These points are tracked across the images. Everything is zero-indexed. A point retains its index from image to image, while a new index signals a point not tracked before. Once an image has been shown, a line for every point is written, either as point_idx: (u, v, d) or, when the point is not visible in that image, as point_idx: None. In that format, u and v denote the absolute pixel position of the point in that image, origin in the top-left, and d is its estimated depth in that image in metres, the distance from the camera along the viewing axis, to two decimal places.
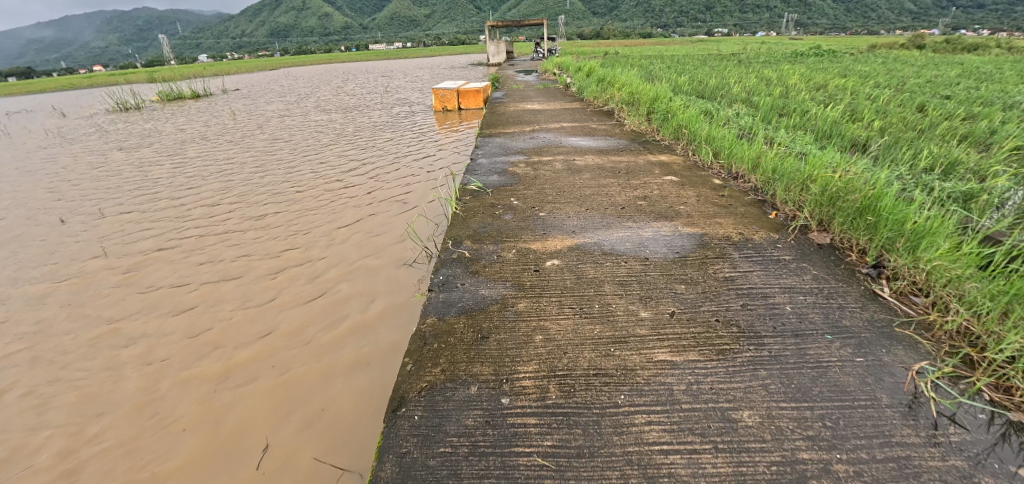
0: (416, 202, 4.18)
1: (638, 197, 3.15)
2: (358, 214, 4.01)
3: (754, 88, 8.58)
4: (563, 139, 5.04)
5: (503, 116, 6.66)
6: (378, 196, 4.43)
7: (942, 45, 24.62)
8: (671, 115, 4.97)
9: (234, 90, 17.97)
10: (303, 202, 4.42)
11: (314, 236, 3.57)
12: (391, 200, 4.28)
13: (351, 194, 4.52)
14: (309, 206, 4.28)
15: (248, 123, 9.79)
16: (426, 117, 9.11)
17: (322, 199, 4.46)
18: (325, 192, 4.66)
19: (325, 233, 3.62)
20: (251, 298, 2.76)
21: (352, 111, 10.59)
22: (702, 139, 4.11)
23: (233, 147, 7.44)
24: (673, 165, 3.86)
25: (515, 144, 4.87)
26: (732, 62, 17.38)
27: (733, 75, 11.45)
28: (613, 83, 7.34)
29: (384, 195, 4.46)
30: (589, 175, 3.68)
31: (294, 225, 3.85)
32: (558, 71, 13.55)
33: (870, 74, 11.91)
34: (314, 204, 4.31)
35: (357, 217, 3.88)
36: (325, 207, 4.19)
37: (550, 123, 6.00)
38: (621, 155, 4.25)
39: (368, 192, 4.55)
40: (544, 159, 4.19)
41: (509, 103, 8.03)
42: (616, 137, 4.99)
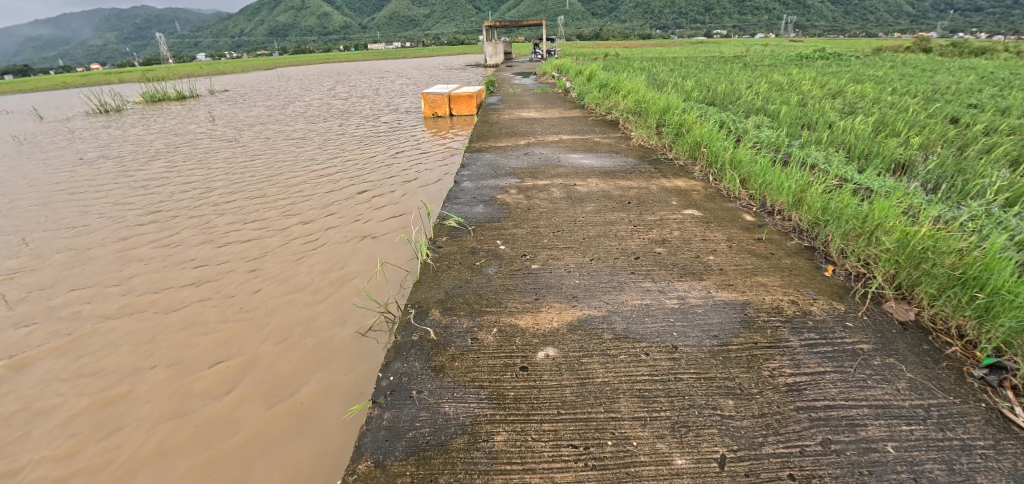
0: (389, 237, 3.57)
1: (656, 241, 2.54)
2: (320, 251, 3.40)
3: (768, 95, 7.97)
4: (562, 156, 4.41)
5: (496, 126, 6.04)
6: (347, 229, 3.82)
7: (949, 48, 24.03)
8: (684, 130, 4.36)
9: (221, 92, 17.28)
10: (262, 235, 3.83)
11: (262, 285, 2.96)
12: (361, 234, 3.67)
13: (318, 226, 3.92)
14: (266, 241, 3.68)
15: (225, 129, 9.14)
16: (414, 124, 8.48)
17: (284, 233, 3.86)
18: (289, 223, 4.06)
19: (276, 280, 3.01)
20: (168, 370, 2.22)
21: (338, 117, 9.96)
22: (726, 161, 3.50)
23: (203, 159, 6.82)
24: (693, 195, 3.24)
25: (506, 161, 4.25)
26: (737, 65, 16.76)
27: (742, 79, 10.83)
28: (617, 89, 6.72)
29: (354, 227, 3.86)
30: (592, 205, 3.07)
31: (244, 266, 3.24)
32: (557, 73, 12.90)
33: (884, 80, 11.29)
34: (272, 239, 3.71)
35: (317, 259, 3.27)
36: (284, 245, 3.59)
37: (548, 135, 5.39)
38: (631, 179, 3.63)
39: (336, 224, 3.95)
40: (540, 183, 3.58)
41: (504, 111, 7.40)
42: (623, 154, 4.37)
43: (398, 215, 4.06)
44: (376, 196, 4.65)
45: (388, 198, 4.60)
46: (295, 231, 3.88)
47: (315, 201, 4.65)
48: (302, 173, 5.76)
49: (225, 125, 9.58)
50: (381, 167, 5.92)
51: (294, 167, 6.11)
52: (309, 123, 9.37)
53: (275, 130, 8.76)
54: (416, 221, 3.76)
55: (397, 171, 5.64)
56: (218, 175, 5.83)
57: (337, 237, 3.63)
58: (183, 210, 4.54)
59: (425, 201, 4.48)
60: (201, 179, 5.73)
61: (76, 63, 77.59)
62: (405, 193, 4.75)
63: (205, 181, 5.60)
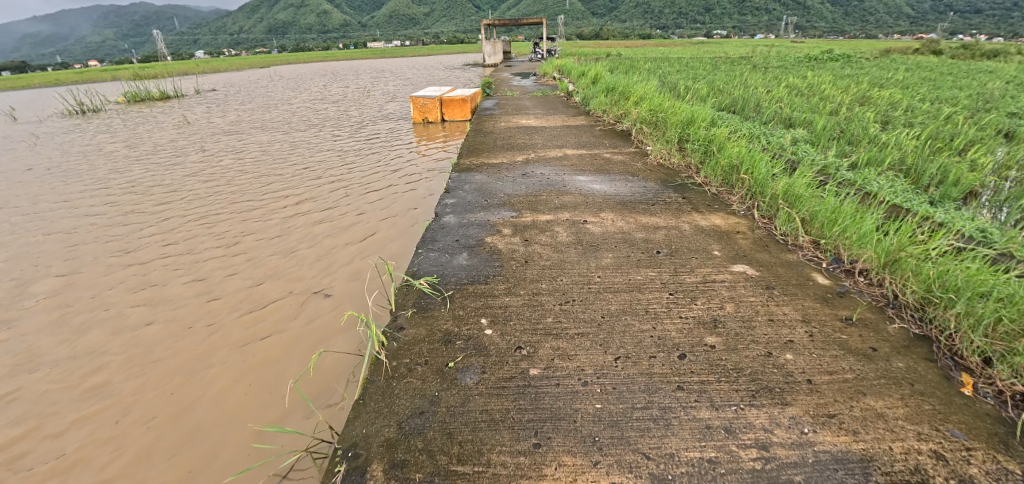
0: (352, 279, 2.83)
1: (704, 321, 1.81)
2: (259, 298, 2.67)
3: (791, 101, 7.27)
4: (568, 176, 3.65)
5: (491, 136, 5.30)
6: (302, 264, 3.07)
7: (961, 49, 23.35)
8: (715, 146, 3.60)
9: (206, 92, 16.50)
10: (196, 268, 3.08)
11: (163, 351, 2.23)
12: (317, 274, 2.92)
13: (268, 259, 3.17)
14: (198, 278, 2.94)
15: (198, 134, 8.41)
16: (403, 129, 7.75)
17: (224, 264, 3.11)
18: (235, 252, 3.31)
19: (180, 342, 2.29)
20: None
21: (322, 121, 9.21)
22: (776, 194, 2.76)
23: (162, 168, 6.07)
24: (739, 241, 2.50)
25: (499, 185, 3.49)
26: (746, 66, 16.06)
27: (756, 83, 10.13)
28: (628, 94, 6.00)
29: (311, 261, 3.11)
30: (610, 255, 2.33)
31: (158, 318, 2.50)
32: (559, 75, 12.13)
33: (906, 85, 10.61)
34: (207, 275, 2.97)
35: (242, 310, 2.55)
36: (219, 284, 2.84)
37: (550, 148, 4.67)
38: (656, 213, 2.88)
39: (291, 256, 3.21)
40: (541, 217, 2.83)
41: (500, 117, 6.66)
42: (641, 176, 3.61)
43: (369, 247, 3.31)
44: (345, 220, 3.89)
45: (360, 221, 3.85)
46: (239, 262, 3.13)
47: (274, 222, 3.90)
48: (268, 187, 5.02)
49: (200, 130, 8.85)
50: (358, 181, 5.17)
51: (261, 180, 5.37)
52: (290, 128, 8.62)
53: (251, 135, 8.03)
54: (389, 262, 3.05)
55: (377, 188, 4.90)
56: (172, 189, 5.10)
57: (287, 278, 2.89)
58: (115, 233, 3.80)
59: (403, 227, 3.72)
60: (152, 192, 4.98)
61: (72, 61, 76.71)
62: (381, 216, 4.00)
63: (155, 195, 4.85)
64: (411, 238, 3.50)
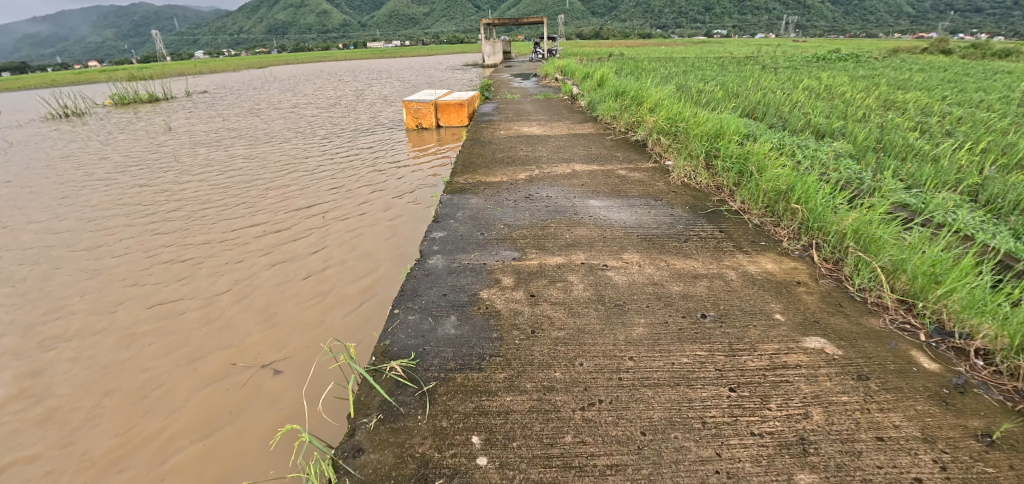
0: (312, 333, 2.26)
1: (791, 444, 1.28)
2: (191, 365, 2.10)
3: (813, 106, 6.73)
4: (580, 199, 3.09)
5: (489, 147, 4.75)
6: (256, 307, 2.50)
7: (972, 48, 22.90)
8: (752, 166, 3.06)
9: (196, 94, 15.96)
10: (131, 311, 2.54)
11: (46, 465, 1.67)
12: (271, 324, 2.35)
13: (218, 299, 2.60)
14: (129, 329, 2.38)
15: (177, 144, 7.89)
16: (395, 136, 7.22)
17: (165, 308, 2.56)
18: (183, 287, 2.75)
19: (73, 448, 1.73)
20: None
21: (311, 128, 8.70)
22: (842, 232, 2.23)
23: (131, 179, 5.54)
24: (803, 298, 1.96)
25: (499, 212, 2.94)
26: (754, 67, 15.51)
27: (770, 85, 9.59)
28: (639, 99, 5.46)
29: (268, 303, 2.53)
30: (643, 321, 1.79)
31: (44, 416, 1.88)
32: (560, 77, 11.59)
33: (926, 86, 10.08)
34: (142, 325, 2.41)
35: (164, 386, 1.99)
36: (150, 341, 2.28)
37: (555, 161, 4.13)
38: (691, 253, 2.33)
39: (247, 294, 2.63)
40: (549, 258, 2.29)
41: (499, 124, 6.12)
42: (664, 200, 3.07)
43: (341, 280, 2.72)
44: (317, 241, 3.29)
45: (335, 241, 3.25)
46: (184, 305, 2.57)
47: (236, 242, 3.34)
48: (239, 198, 4.47)
49: (180, 138, 8.33)
50: (340, 191, 4.59)
51: (233, 189, 4.82)
52: (277, 135, 8.10)
53: (235, 143, 7.52)
54: (362, 307, 2.45)
55: (360, 199, 4.33)
56: (135, 203, 4.56)
57: (228, 338, 2.27)
58: (54, 262, 3.28)
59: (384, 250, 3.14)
60: (110, 207, 4.44)
61: (71, 63, 76.40)
62: (360, 232, 3.39)
63: (113, 212, 4.32)
64: (392, 264, 2.90)
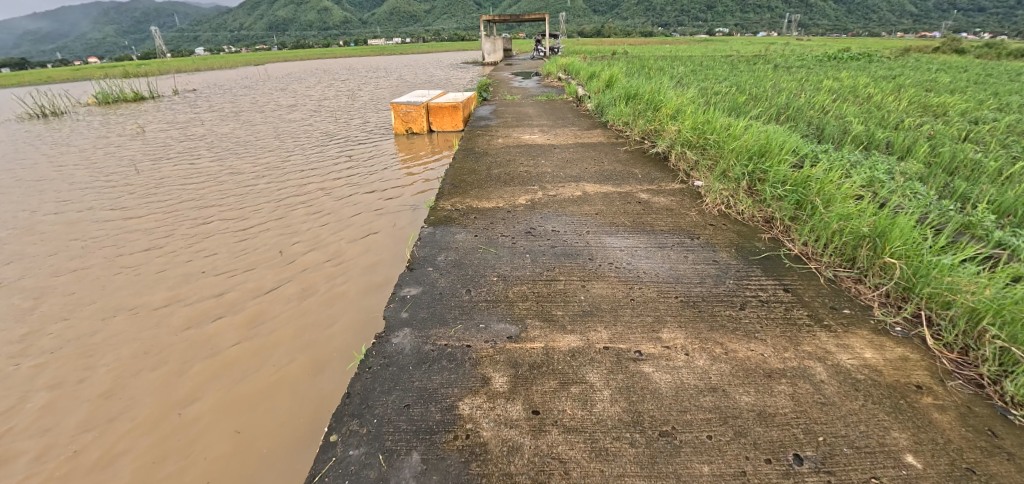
0: (259, 435, 1.72)
1: None
2: None
3: (845, 110, 6.06)
4: (595, 236, 2.44)
5: (485, 158, 4.08)
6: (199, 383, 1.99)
7: (984, 48, 22.30)
8: (816, 196, 2.41)
9: (183, 92, 15.34)
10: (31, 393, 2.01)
11: None
12: (212, 412, 1.85)
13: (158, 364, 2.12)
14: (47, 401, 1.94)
15: (148, 147, 7.26)
16: (383, 142, 6.58)
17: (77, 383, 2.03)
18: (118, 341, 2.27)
19: None
20: None
21: (294, 131, 8.05)
22: (972, 309, 1.60)
23: (81, 195, 4.92)
24: (937, 419, 1.34)
25: (492, 253, 2.30)
26: (766, 66, 14.80)
27: (790, 85, 8.90)
28: (656, 103, 4.81)
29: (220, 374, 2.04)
30: (708, 472, 1.16)
31: None
32: (564, 76, 10.90)
33: (956, 88, 9.38)
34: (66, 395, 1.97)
35: None
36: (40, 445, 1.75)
37: (561, 178, 3.49)
38: (755, 331, 1.69)
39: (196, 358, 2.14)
40: (560, 335, 1.66)
41: (497, 130, 5.47)
42: (702, 237, 2.42)
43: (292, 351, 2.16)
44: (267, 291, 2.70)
45: (311, 288, 2.69)
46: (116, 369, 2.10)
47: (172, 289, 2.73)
48: (195, 226, 3.87)
49: (152, 142, 7.70)
50: (312, 215, 3.97)
51: (191, 213, 4.21)
52: (256, 138, 7.44)
53: (208, 149, 6.87)
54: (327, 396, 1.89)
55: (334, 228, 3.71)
56: (74, 228, 3.95)
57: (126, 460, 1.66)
58: None
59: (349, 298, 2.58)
60: (47, 234, 3.85)
61: (76, 59, 76.67)
62: (340, 276, 2.84)
63: (48, 239, 3.74)
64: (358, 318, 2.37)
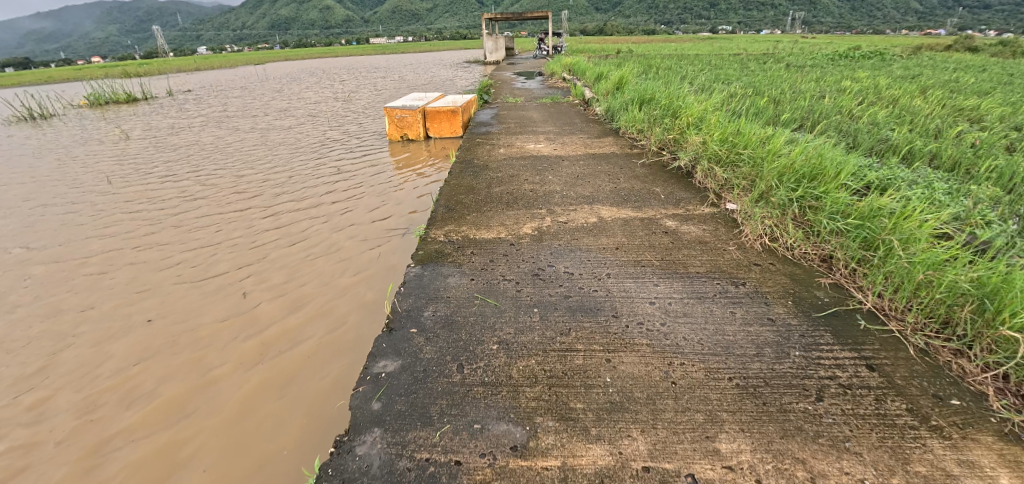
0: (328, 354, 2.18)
1: None
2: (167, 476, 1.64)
3: (876, 114, 5.58)
4: (618, 281, 2.00)
5: (485, 173, 3.63)
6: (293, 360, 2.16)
7: (1000, 46, 21.68)
8: (888, 234, 1.97)
9: (178, 94, 14.93)
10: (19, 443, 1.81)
11: None
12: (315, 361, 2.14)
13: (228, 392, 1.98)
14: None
15: (129, 153, 6.84)
16: (376, 148, 6.14)
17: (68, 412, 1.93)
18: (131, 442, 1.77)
19: None
20: None
21: (285, 135, 7.62)
22: None
23: (45, 208, 4.50)
24: None
25: (492, 304, 1.87)
26: (777, 64, 14.23)
27: (809, 86, 8.41)
28: (674, 108, 4.35)
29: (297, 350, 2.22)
30: None
31: None
32: (568, 76, 10.44)
33: (985, 89, 8.84)
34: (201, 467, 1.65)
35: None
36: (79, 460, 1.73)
37: (571, 197, 3.04)
38: (845, 438, 1.25)
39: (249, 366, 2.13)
40: (583, 449, 1.23)
41: (498, 138, 5.03)
42: (749, 283, 1.98)
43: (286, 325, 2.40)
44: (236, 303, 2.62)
45: (274, 294, 2.71)
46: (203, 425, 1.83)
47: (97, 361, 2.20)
48: (160, 247, 3.44)
49: (134, 147, 7.28)
50: (291, 234, 3.52)
51: (158, 229, 3.78)
52: (244, 143, 7.00)
53: (192, 155, 6.44)
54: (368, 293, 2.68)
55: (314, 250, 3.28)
56: (25, 250, 3.52)
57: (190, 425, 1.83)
58: None
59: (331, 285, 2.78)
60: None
61: (78, 58, 76.68)
62: (319, 269, 2.98)
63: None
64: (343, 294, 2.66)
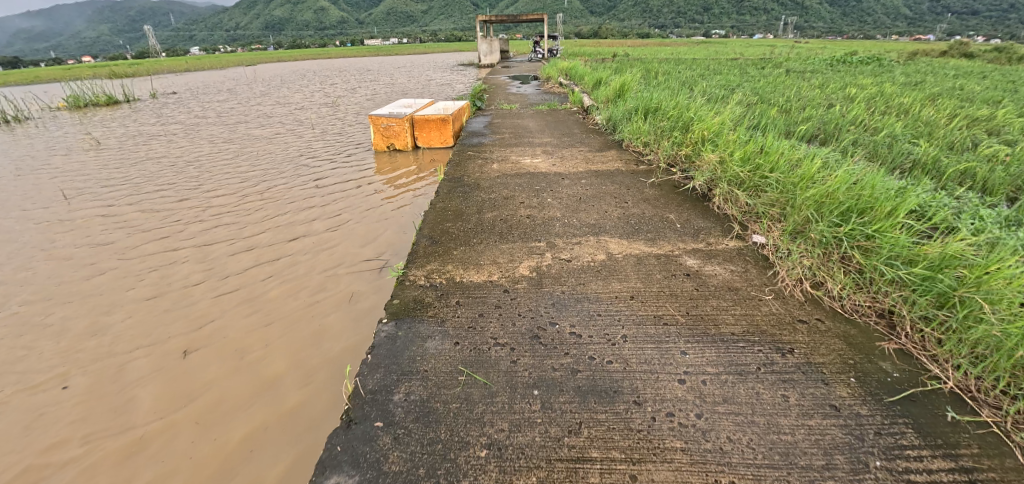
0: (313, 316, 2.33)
1: None
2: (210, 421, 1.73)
3: (892, 125, 5.25)
4: (636, 348, 1.62)
5: (475, 194, 3.24)
6: (328, 336, 2.16)
7: (995, 52, 21.64)
8: (967, 292, 1.61)
9: (160, 96, 14.39)
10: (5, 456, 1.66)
11: None
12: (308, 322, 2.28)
13: (290, 380, 1.90)
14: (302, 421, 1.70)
15: (94, 159, 6.35)
16: (361, 158, 5.73)
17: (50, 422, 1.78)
18: (239, 448, 1.60)
19: None
20: None
21: (266, 142, 7.18)
22: None
23: None
24: None
25: (480, 383, 1.48)
26: (777, 70, 13.96)
27: (815, 93, 8.12)
28: (683, 120, 4.00)
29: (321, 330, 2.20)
30: None
31: None
32: (565, 82, 10.07)
33: (993, 98, 8.59)
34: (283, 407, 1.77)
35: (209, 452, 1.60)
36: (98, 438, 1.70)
37: (574, 225, 2.65)
38: None
39: (294, 358, 2.03)
40: None
41: (492, 150, 4.64)
42: (798, 350, 1.62)
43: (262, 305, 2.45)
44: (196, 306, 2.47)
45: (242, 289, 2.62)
46: (282, 398, 1.81)
47: (60, 421, 1.78)
48: (100, 269, 2.99)
49: (102, 153, 6.80)
50: (254, 251, 3.10)
51: (105, 247, 3.33)
52: (220, 150, 6.55)
53: (161, 162, 5.97)
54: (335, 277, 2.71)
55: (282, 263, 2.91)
56: None
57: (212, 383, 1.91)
58: None
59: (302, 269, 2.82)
60: None
61: (69, 57, 75.80)
62: (293, 266, 2.86)
63: None
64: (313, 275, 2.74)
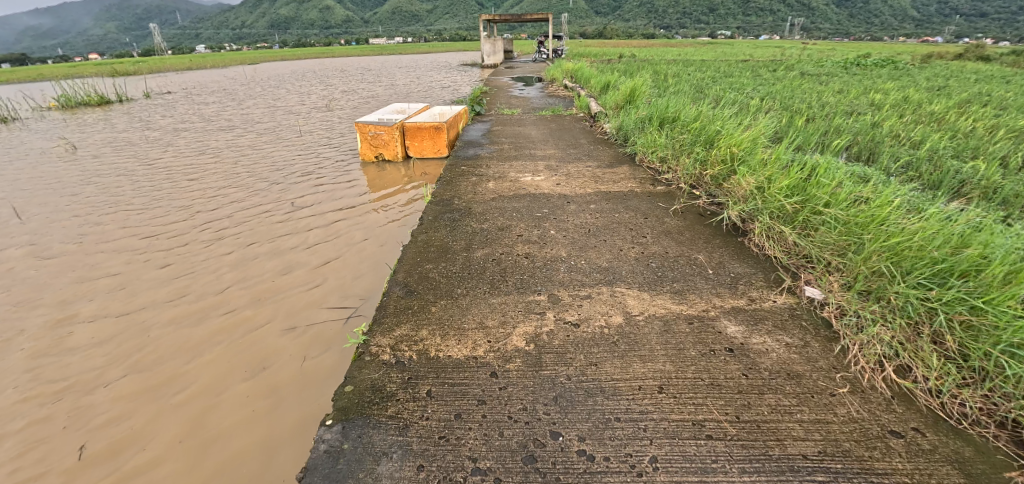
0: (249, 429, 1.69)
1: None
2: None
3: (934, 137, 4.72)
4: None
5: (465, 223, 2.77)
6: None
7: (1012, 55, 21.03)
8: None
9: (155, 96, 14.01)
10: None
11: None
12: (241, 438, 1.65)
13: None
14: None
15: (65, 167, 5.93)
16: (347, 169, 5.27)
17: None
18: None
19: None
20: None
21: (251, 148, 6.73)
22: None
23: None
24: None
25: None
26: (790, 72, 13.44)
27: (837, 98, 7.60)
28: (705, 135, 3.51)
29: None
30: None
31: None
32: (570, 85, 9.57)
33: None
34: None
35: None
36: None
37: (582, 268, 2.18)
38: None
39: None
40: None
41: (488, 164, 4.17)
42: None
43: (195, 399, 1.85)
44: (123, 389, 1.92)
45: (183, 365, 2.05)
46: None
47: None
48: (23, 309, 2.54)
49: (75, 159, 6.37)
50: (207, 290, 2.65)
51: (41, 277, 2.89)
52: (201, 158, 6.10)
53: (136, 170, 5.54)
54: (299, 415, 1.75)
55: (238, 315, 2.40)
56: None
57: None
58: None
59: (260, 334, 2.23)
60: None
61: (75, 54, 76.06)
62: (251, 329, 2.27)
63: None
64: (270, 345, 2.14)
